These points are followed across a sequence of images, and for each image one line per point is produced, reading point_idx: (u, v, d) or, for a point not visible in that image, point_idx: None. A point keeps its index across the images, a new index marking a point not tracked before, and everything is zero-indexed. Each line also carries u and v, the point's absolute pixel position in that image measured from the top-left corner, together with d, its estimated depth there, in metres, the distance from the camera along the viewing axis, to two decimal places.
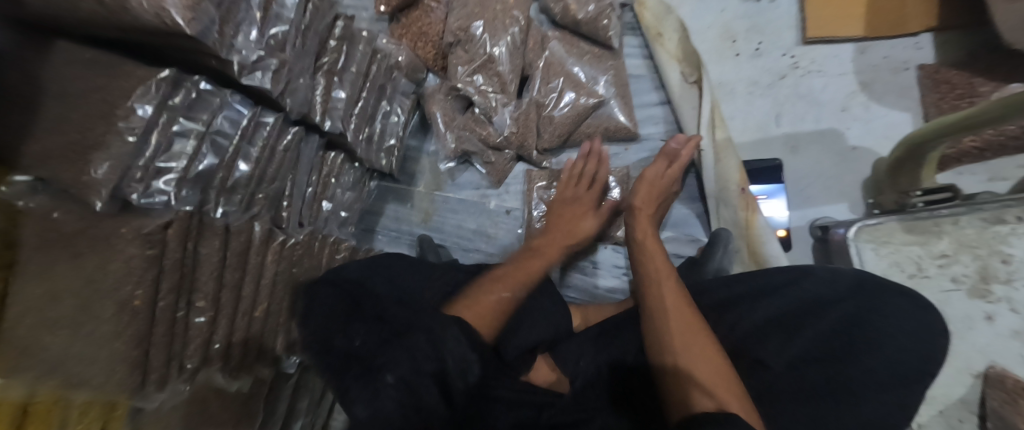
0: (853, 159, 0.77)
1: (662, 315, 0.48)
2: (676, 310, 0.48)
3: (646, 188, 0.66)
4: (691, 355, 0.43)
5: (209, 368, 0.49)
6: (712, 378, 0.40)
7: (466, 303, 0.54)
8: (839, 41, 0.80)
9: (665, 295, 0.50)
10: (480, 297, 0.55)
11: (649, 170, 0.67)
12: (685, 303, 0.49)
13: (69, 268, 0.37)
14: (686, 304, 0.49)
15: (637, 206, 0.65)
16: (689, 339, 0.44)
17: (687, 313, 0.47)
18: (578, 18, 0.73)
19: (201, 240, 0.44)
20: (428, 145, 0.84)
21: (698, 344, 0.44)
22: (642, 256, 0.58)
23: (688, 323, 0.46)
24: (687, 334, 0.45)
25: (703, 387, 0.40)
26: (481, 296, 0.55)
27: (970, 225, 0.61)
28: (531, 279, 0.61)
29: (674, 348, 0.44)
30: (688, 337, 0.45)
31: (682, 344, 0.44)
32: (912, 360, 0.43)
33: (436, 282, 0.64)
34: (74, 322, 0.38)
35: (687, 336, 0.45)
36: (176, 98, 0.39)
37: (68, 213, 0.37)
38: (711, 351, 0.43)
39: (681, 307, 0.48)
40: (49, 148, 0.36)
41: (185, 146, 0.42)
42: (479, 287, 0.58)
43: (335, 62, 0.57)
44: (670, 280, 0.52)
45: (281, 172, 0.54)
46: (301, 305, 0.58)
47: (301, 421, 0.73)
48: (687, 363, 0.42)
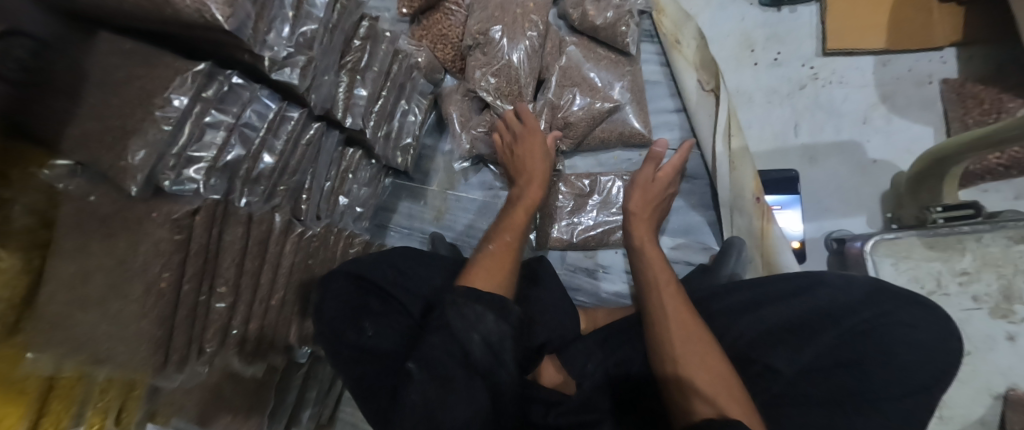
0: (871, 173, 0.76)
1: (662, 324, 0.47)
2: (678, 318, 0.47)
3: (643, 193, 0.63)
4: (694, 364, 0.42)
5: (226, 353, 0.50)
6: (715, 387, 0.40)
7: (474, 271, 0.54)
8: (859, 53, 0.79)
9: (665, 303, 0.48)
10: (482, 264, 0.54)
11: (639, 172, 0.65)
12: (686, 311, 0.48)
13: (104, 247, 0.40)
14: (687, 312, 0.48)
15: (636, 213, 0.62)
16: (692, 348, 0.44)
17: (689, 322, 0.46)
18: (597, 25, 0.74)
19: (226, 228, 0.45)
20: (443, 145, 0.85)
21: (701, 352, 0.43)
22: (642, 261, 0.56)
23: (690, 331, 0.45)
24: (691, 343, 0.44)
25: (707, 395, 0.40)
26: (484, 259, 0.55)
27: (994, 243, 0.58)
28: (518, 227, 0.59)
29: (676, 357, 0.44)
30: (690, 346, 0.44)
31: (686, 353, 0.43)
32: (930, 369, 0.43)
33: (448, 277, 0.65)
34: (103, 299, 0.40)
35: (690, 345, 0.44)
36: (210, 90, 0.41)
37: (105, 195, 0.40)
38: (714, 360, 0.43)
39: (684, 315, 0.47)
40: (90, 133, 0.38)
41: (215, 137, 0.43)
42: (483, 251, 0.57)
43: (358, 61, 0.58)
44: (670, 287, 0.50)
45: (302, 166, 0.56)
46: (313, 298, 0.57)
47: (309, 411, 0.74)
48: (690, 372, 0.42)
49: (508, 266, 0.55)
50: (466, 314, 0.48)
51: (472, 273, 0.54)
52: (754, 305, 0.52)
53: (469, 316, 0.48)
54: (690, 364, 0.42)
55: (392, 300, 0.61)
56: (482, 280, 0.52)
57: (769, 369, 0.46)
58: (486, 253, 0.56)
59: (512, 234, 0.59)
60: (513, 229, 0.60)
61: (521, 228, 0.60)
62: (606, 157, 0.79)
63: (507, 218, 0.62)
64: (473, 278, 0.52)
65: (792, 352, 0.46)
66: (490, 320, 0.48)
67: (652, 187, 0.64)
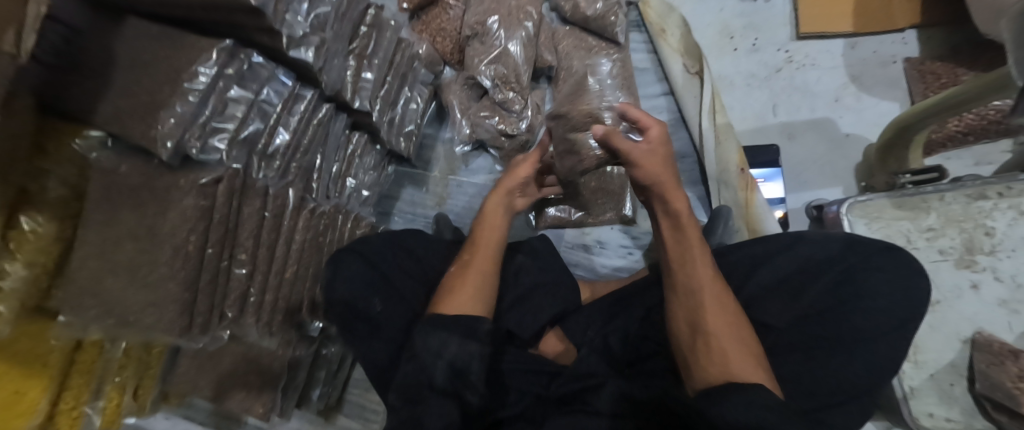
0: (846, 147, 0.81)
1: (693, 297, 0.45)
2: (707, 289, 0.45)
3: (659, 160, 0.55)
4: (723, 334, 0.42)
5: (245, 322, 0.52)
6: (743, 362, 0.40)
7: (443, 298, 0.51)
8: (829, 37, 0.85)
9: (696, 275, 0.46)
10: (450, 288, 0.52)
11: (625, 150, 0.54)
12: (716, 281, 0.46)
13: (135, 215, 0.42)
14: (716, 282, 0.46)
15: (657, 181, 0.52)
16: (726, 325, 0.42)
17: (719, 292, 0.45)
18: (587, 16, 0.79)
19: (245, 200, 0.48)
20: (444, 133, 0.89)
21: (730, 324, 0.42)
22: (665, 228, 0.52)
23: (715, 301, 0.44)
24: (722, 314, 0.43)
25: (728, 365, 0.40)
26: (449, 284, 0.53)
27: (956, 201, 0.62)
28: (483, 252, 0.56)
29: (703, 329, 0.43)
30: (720, 317, 0.43)
31: (718, 327, 0.42)
32: (901, 308, 0.47)
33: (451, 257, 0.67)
34: (132, 264, 0.42)
35: (718, 315, 0.43)
36: (232, 68, 0.44)
37: (132, 168, 0.43)
38: (741, 333, 0.42)
39: (711, 285, 0.45)
40: (121, 108, 0.41)
41: (236, 111, 0.46)
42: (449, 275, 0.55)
43: (364, 47, 0.62)
44: (701, 258, 0.48)
45: (313, 147, 0.59)
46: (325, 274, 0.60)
47: (319, 390, 0.76)
48: (721, 343, 0.41)
49: (476, 278, 0.53)
50: (432, 342, 0.46)
51: (440, 297, 0.52)
52: (745, 266, 0.55)
53: (437, 344, 0.46)
54: (717, 341, 0.41)
55: (402, 282, 0.62)
56: (452, 303, 0.50)
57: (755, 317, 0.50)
58: (450, 277, 0.55)
59: (485, 246, 0.57)
60: (484, 244, 0.58)
61: (489, 245, 0.57)
62: None
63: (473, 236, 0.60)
64: (442, 305, 0.50)
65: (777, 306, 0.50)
66: (455, 344, 0.47)
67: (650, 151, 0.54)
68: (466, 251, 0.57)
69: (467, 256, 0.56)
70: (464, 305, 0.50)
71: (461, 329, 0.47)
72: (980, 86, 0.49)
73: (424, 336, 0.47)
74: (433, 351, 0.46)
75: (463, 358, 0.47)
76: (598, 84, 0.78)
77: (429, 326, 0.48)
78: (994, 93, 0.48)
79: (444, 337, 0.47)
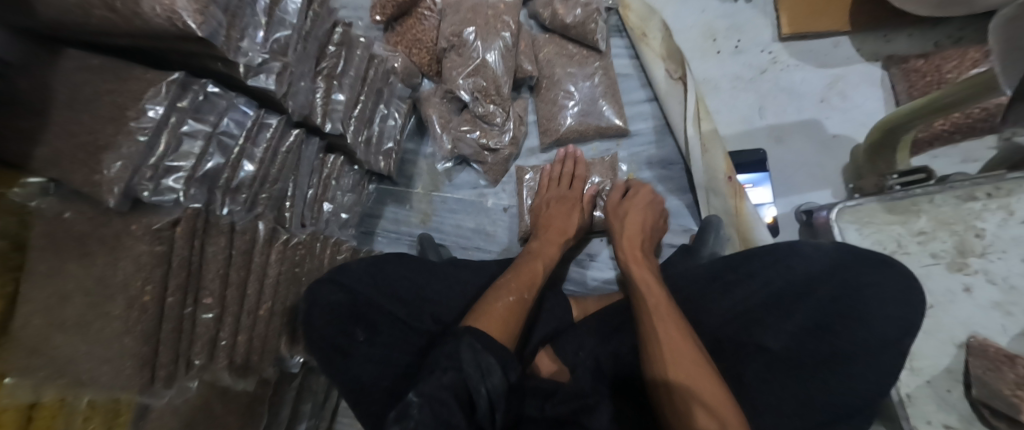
0: (832, 147, 0.80)
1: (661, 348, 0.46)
2: (660, 316, 0.49)
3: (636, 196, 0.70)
4: (693, 383, 0.42)
5: (216, 367, 0.49)
6: (705, 388, 0.41)
7: (484, 313, 0.53)
8: (811, 37, 0.84)
9: (665, 328, 0.47)
10: (490, 307, 0.54)
11: (620, 209, 0.69)
12: (684, 337, 0.46)
13: (83, 267, 0.38)
14: (685, 336, 0.46)
15: (630, 231, 0.65)
16: (682, 351, 0.45)
17: (683, 341, 0.46)
18: (567, 23, 0.76)
19: (208, 239, 0.45)
20: (425, 148, 0.86)
21: (686, 349, 0.45)
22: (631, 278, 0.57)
23: (679, 352, 0.45)
24: (685, 361, 0.44)
25: (693, 391, 0.41)
26: (495, 304, 0.54)
27: (946, 203, 0.62)
28: (535, 284, 0.60)
29: (671, 380, 0.43)
30: (686, 362, 0.44)
31: (687, 377, 0.42)
32: (898, 325, 0.45)
33: (439, 283, 0.64)
34: (82, 320, 0.38)
35: (690, 364, 0.44)
36: (185, 100, 0.41)
37: (78, 213, 0.39)
38: (699, 360, 0.44)
39: (677, 338, 0.46)
40: (58, 151, 0.37)
41: (193, 146, 0.43)
42: (486, 298, 0.56)
43: (334, 67, 0.59)
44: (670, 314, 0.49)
45: (283, 177, 0.56)
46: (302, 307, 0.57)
47: (305, 424, 0.73)
48: (692, 390, 0.42)
49: (514, 311, 0.54)
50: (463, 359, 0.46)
51: (479, 313, 0.53)
52: (736, 281, 0.54)
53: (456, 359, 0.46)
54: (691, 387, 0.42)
55: (387, 322, 0.57)
56: (490, 324, 0.51)
57: (749, 332, 0.49)
58: (502, 302, 0.55)
59: (530, 277, 0.60)
60: (531, 275, 0.61)
61: (534, 281, 0.60)
62: (585, 149, 0.81)
63: (518, 265, 0.63)
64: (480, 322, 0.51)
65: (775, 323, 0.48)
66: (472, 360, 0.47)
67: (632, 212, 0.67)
68: (507, 278, 0.60)
69: (525, 294, 0.57)
70: (496, 331, 0.51)
71: (501, 355, 0.48)
72: (954, 92, 0.50)
73: (469, 352, 0.47)
74: (474, 368, 0.46)
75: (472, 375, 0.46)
76: (579, 94, 0.78)
77: (478, 342, 0.48)
78: (972, 98, 0.49)
79: (468, 350, 0.47)
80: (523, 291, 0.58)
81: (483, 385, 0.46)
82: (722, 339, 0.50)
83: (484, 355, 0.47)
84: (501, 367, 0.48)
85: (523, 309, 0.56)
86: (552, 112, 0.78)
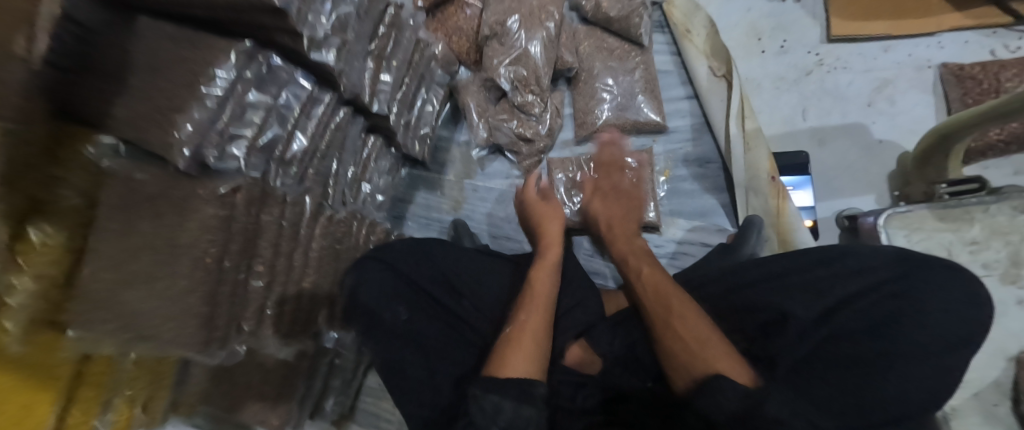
0: (878, 153, 0.79)
1: (670, 334, 0.46)
2: (658, 300, 0.50)
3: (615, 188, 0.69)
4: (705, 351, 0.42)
5: (263, 334, 0.50)
6: (714, 351, 0.41)
7: (497, 356, 0.46)
8: (860, 40, 0.83)
9: (675, 325, 0.46)
10: (505, 348, 0.47)
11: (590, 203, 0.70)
12: (691, 311, 0.47)
13: (154, 226, 0.39)
14: (702, 324, 0.45)
15: (613, 221, 0.65)
16: (689, 330, 0.45)
17: (684, 316, 0.46)
18: (610, 16, 0.76)
19: (264, 208, 0.46)
20: (459, 136, 0.86)
21: (691, 322, 0.45)
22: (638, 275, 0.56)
23: (696, 334, 0.44)
24: (688, 331, 0.44)
25: (701, 354, 0.41)
26: (503, 342, 0.48)
27: (1001, 213, 0.60)
28: (535, 304, 0.53)
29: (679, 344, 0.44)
30: (700, 338, 0.43)
31: (693, 337, 0.43)
32: (957, 331, 0.44)
33: (467, 271, 0.63)
34: (150, 276, 0.39)
35: (709, 348, 0.42)
36: (251, 71, 0.42)
37: (150, 175, 0.39)
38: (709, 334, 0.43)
39: (681, 315, 0.47)
40: (136, 113, 0.38)
41: (255, 116, 0.44)
42: (500, 337, 0.50)
43: (383, 48, 0.59)
44: (687, 309, 0.47)
45: (328, 155, 0.57)
46: (345, 281, 0.58)
47: (332, 400, 0.74)
48: (697, 350, 0.42)
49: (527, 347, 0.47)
50: (487, 407, 0.41)
51: (495, 356, 0.46)
52: (777, 275, 0.53)
53: (491, 408, 0.41)
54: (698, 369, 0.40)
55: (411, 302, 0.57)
56: (509, 363, 0.45)
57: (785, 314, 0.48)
58: (503, 338, 0.49)
59: (539, 301, 0.54)
60: (537, 295, 0.55)
61: (541, 303, 0.54)
62: None
63: (526, 293, 0.56)
64: (500, 366, 0.44)
65: (810, 304, 0.48)
66: (508, 410, 0.41)
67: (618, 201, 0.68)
68: (518, 309, 0.53)
69: (523, 315, 0.51)
70: (520, 367, 0.45)
71: (516, 394, 0.41)
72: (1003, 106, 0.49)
73: (482, 394, 0.42)
74: (486, 415, 0.41)
75: (517, 426, 0.40)
76: (617, 88, 0.77)
77: (482, 387, 0.42)
78: (1018, 113, 0.48)
79: (500, 400, 0.41)
80: (520, 314, 0.52)
81: (497, 421, 0.40)
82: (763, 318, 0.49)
83: (497, 390, 0.42)
84: (516, 402, 0.41)
85: (542, 335, 0.49)
86: (589, 104, 0.78)
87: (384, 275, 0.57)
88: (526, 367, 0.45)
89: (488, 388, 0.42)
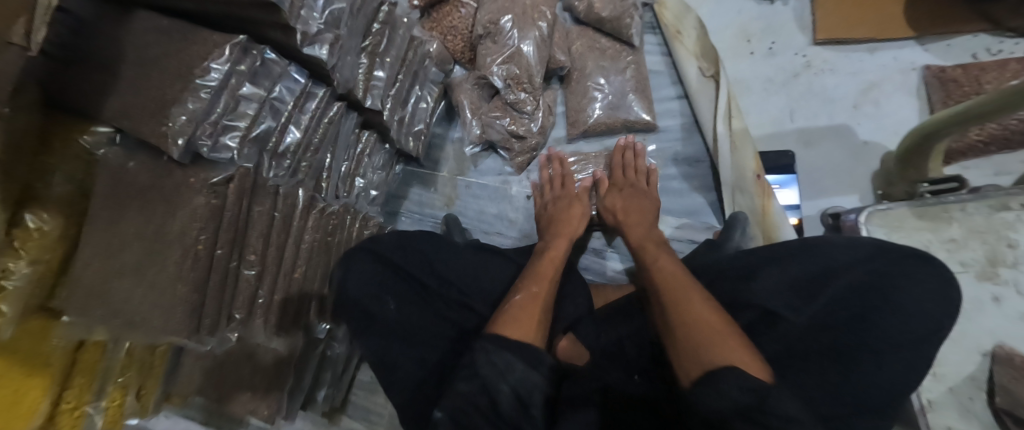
0: (862, 154, 0.80)
1: (679, 320, 0.42)
2: (671, 286, 0.47)
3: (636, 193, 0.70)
4: (713, 339, 0.38)
5: (254, 323, 0.51)
6: (724, 341, 0.38)
7: (503, 318, 0.50)
8: (847, 44, 0.84)
9: (687, 311, 0.42)
10: (512, 312, 0.50)
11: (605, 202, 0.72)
12: (703, 298, 0.44)
13: (143, 214, 0.40)
14: (713, 313, 0.41)
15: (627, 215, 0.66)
16: (701, 317, 0.41)
17: (698, 301, 0.43)
18: (602, 17, 0.77)
19: (255, 199, 0.47)
20: (453, 133, 0.88)
21: (703, 309, 0.42)
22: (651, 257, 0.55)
23: (712, 325, 0.40)
24: (702, 319, 0.41)
25: (708, 344, 0.38)
26: (511, 306, 0.51)
27: (978, 212, 0.62)
28: (540, 278, 0.56)
29: (688, 330, 0.41)
30: (712, 326, 0.40)
31: (705, 324, 0.40)
32: (930, 321, 0.46)
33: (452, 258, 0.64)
34: (139, 265, 0.40)
35: (701, 330, 0.40)
36: (245, 64, 0.43)
37: (142, 163, 0.41)
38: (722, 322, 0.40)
39: (695, 301, 0.43)
40: (124, 107, 0.39)
41: (248, 108, 0.45)
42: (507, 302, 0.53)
43: (377, 45, 0.60)
44: (699, 295, 0.44)
45: (321, 150, 0.58)
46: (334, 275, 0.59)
47: (324, 392, 0.75)
48: (710, 339, 0.39)
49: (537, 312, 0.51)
50: (495, 361, 0.45)
51: (502, 318, 0.50)
52: (766, 266, 0.54)
53: (498, 364, 0.44)
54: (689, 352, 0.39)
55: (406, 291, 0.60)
56: (514, 325, 0.48)
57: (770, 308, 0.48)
58: (513, 304, 0.52)
59: (548, 275, 0.57)
60: (547, 269, 0.58)
61: (550, 277, 0.57)
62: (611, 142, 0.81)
63: (533, 268, 0.59)
64: (505, 327, 0.48)
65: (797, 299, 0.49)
66: (519, 368, 0.45)
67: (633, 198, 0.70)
68: (527, 280, 0.56)
69: (534, 287, 0.54)
70: (524, 332, 0.48)
71: (524, 354, 0.46)
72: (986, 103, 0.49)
73: (485, 353, 0.45)
74: (492, 370, 0.44)
75: (522, 381, 0.45)
76: (609, 87, 0.79)
77: (490, 344, 0.46)
78: (1003, 110, 0.49)
79: (508, 358, 0.45)
80: (528, 284, 0.55)
81: (502, 382, 0.44)
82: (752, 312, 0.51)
83: (502, 351, 0.45)
84: (523, 362, 0.45)
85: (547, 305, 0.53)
86: (580, 102, 0.79)
87: (369, 269, 0.57)
88: (531, 331, 0.48)
89: (498, 345, 0.45)
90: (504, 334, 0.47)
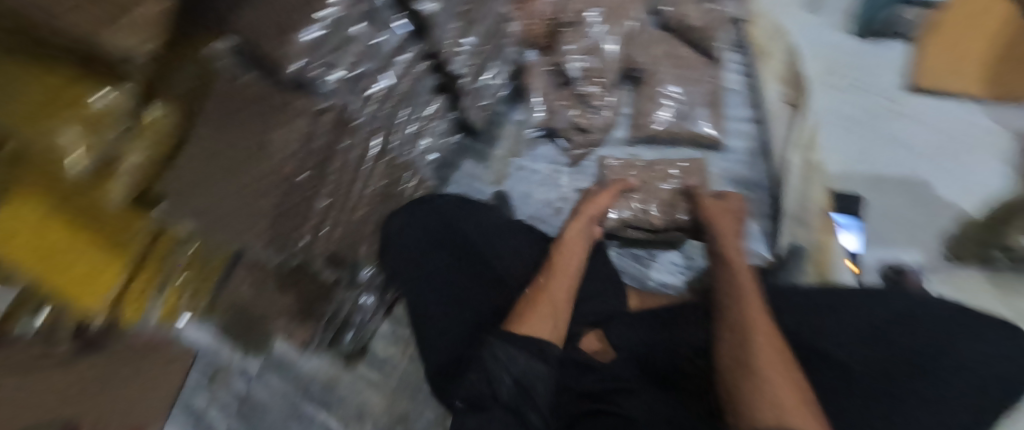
0: (937, 211, 0.77)
1: (762, 369, 0.42)
2: (759, 333, 0.46)
3: (718, 206, 0.67)
4: (787, 400, 0.39)
5: (314, 251, 0.54)
6: (792, 404, 0.38)
7: (519, 317, 0.52)
8: (936, 98, 0.86)
9: (766, 367, 0.42)
10: (526, 310, 0.53)
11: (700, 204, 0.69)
12: (777, 354, 0.44)
13: (242, 128, 0.42)
14: (789, 375, 0.41)
15: (723, 233, 0.63)
16: (779, 376, 0.41)
17: (777, 357, 0.43)
18: (688, 25, 0.77)
19: (341, 135, 0.50)
20: (515, 114, 0.89)
21: (778, 367, 0.42)
22: (732, 296, 0.52)
23: (785, 383, 0.40)
24: (778, 376, 0.41)
25: (782, 404, 0.38)
26: (526, 304, 0.54)
27: None
28: (564, 273, 0.59)
29: (757, 378, 0.41)
30: (787, 388, 0.40)
31: (780, 384, 0.40)
32: (995, 392, 0.45)
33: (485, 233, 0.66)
34: (232, 174, 0.43)
35: (786, 395, 0.39)
36: (360, 7, 0.46)
37: (258, 77, 0.44)
38: (798, 388, 0.40)
39: (773, 356, 0.43)
40: (251, 24, 0.38)
41: (354, 49, 0.48)
42: (523, 297, 0.56)
43: (473, 11, 0.62)
44: (775, 348, 0.44)
45: (402, 102, 0.61)
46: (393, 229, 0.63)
47: (351, 336, 0.77)
48: (779, 397, 0.39)
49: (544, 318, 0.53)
50: (500, 356, 0.49)
51: (517, 314, 0.53)
52: (830, 307, 0.53)
53: (504, 357, 0.49)
54: (768, 423, 0.37)
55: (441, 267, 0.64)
56: (527, 323, 0.52)
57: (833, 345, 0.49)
58: (526, 298, 0.55)
59: (566, 275, 0.59)
60: (565, 272, 0.60)
61: (569, 274, 0.59)
62: (671, 152, 0.80)
63: (549, 260, 0.62)
64: (517, 324, 0.52)
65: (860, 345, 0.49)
66: (521, 361, 0.49)
67: (720, 217, 0.66)
68: (543, 275, 0.59)
69: (546, 280, 0.58)
70: (537, 329, 0.51)
71: (529, 349, 0.50)
72: None
73: (495, 349, 0.50)
74: (498, 364, 0.49)
75: (526, 374, 0.49)
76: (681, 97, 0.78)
77: (499, 343, 0.50)
78: None
79: (512, 352, 0.49)
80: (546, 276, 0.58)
81: (505, 373, 0.48)
82: (794, 344, 0.51)
83: (511, 347, 0.50)
84: (525, 355, 0.49)
85: (564, 304, 0.55)
86: (652, 104, 0.78)
87: (415, 233, 0.63)
88: (543, 331, 0.52)
89: (504, 341, 0.50)
90: (512, 334, 0.50)
